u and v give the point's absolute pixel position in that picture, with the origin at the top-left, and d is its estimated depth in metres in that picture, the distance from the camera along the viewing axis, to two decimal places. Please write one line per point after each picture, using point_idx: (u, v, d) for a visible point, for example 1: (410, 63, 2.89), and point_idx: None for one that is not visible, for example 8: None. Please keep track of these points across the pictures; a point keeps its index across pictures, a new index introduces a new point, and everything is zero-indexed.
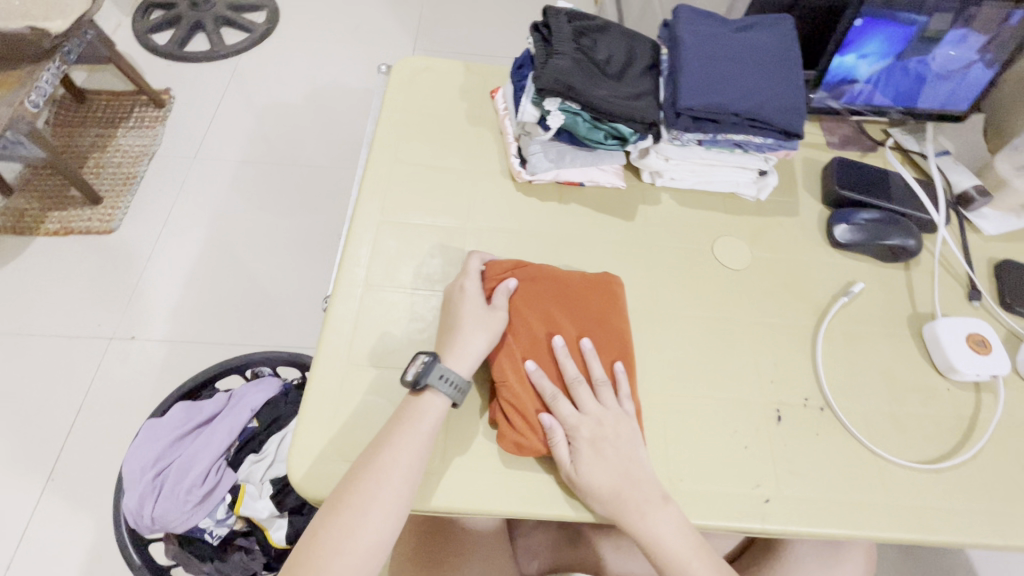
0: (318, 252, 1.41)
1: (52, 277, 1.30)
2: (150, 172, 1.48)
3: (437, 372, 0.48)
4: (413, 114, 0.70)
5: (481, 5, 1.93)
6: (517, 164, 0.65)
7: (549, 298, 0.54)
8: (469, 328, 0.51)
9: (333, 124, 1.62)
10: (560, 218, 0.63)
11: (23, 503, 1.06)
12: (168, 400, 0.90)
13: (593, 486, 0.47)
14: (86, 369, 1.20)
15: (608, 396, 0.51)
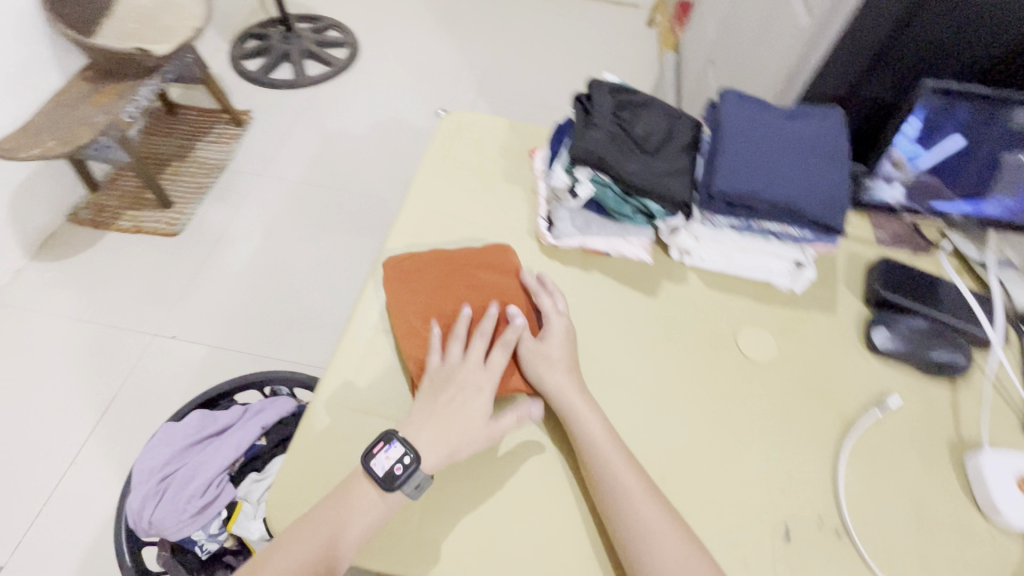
0: (358, 276, 1.46)
1: (116, 270, 1.40)
2: (219, 183, 1.59)
3: (415, 484, 0.48)
4: (452, 166, 0.72)
5: (546, 59, 2.00)
6: (543, 227, 0.65)
7: (461, 273, 0.60)
8: (454, 383, 0.53)
9: (393, 158, 1.70)
10: (580, 284, 0.63)
11: (44, 481, 1.11)
12: (188, 406, 0.93)
13: (542, 356, 0.55)
14: (127, 360, 1.27)
15: (546, 298, 0.59)
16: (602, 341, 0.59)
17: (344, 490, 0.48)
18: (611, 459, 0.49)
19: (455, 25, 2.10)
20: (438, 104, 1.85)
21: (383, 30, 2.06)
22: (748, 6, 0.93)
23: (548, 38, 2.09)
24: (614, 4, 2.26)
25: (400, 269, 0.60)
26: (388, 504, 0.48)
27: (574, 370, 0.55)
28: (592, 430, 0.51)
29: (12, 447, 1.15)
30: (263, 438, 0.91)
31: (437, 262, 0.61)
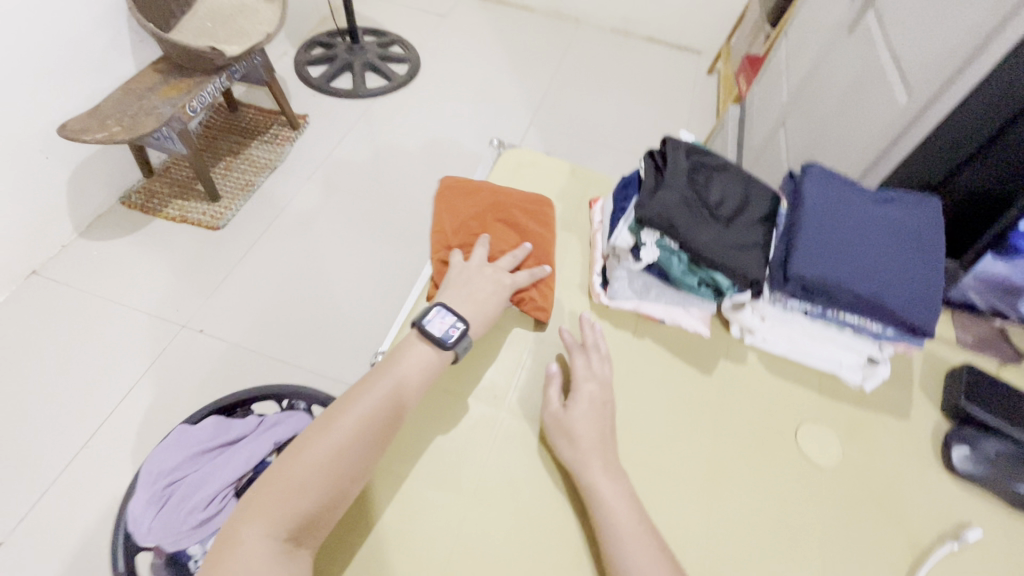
0: (389, 292, 1.44)
1: (156, 257, 1.42)
2: (268, 183, 1.61)
3: (463, 346, 0.57)
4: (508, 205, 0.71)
5: (603, 96, 1.99)
6: (598, 285, 0.64)
7: (493, 209, 0.71)
8: (478, 278, 0.62)
9: (439, 177, 1.70)
10: (629, 351, 0.60)
11: (53, 463, 1.10)
12: (204, 410, 0.91)
13: (569, 429, 0.52)
14: (153, 349, 1.27)
15: (582, 359, 0.57)
16: (648, 418, 0.55)
17: (399, 352, 0.56)
18: (635, 555, 0.44)
19: (516, 53, 2.12)
20: (489, 129, 1.85)
21: (444, 50, 2.09)
22: (835, 73, 0.90)
23: (608, 76, 2.08)
24: (676, 48, 2.25)
25: (452, 189, 0.73)
26: (436, 361, 0.56)
27: (603, 445, 0.51)
28: (617, 518, 0.46)
29: (27, 422, 1.14)
30: (274, 454, 0.88)
31: (472, 199, 0.72)
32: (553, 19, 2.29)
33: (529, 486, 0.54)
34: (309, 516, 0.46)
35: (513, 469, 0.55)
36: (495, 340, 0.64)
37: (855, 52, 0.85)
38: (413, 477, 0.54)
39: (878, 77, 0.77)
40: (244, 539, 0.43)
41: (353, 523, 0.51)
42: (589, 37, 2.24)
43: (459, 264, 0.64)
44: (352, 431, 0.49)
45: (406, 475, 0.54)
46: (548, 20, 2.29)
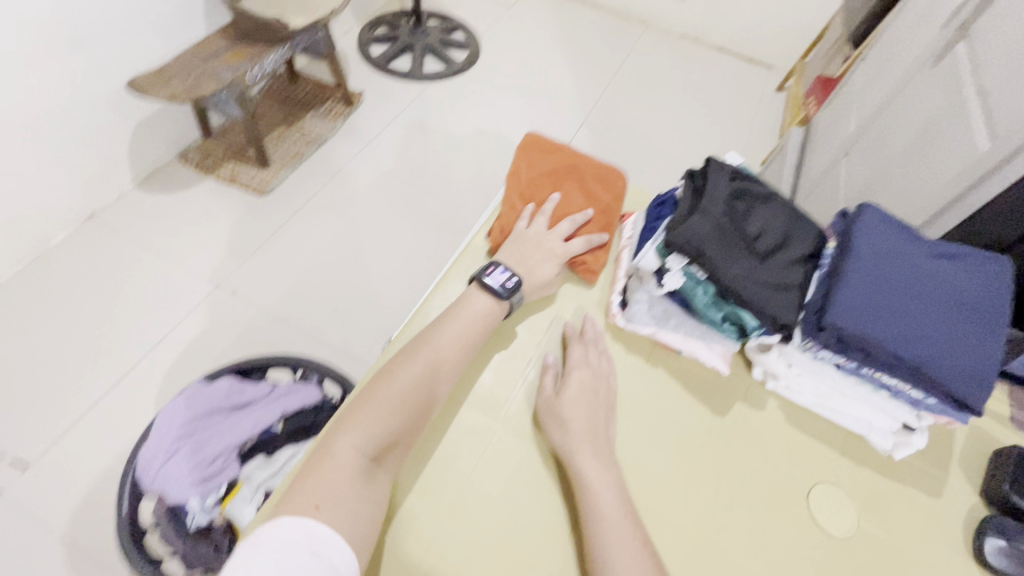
0: (418, 276, 1.44)
1: (202, 216, 1.47)
2: (316, 156, 1.65)
3: (517, 299, 0.60)
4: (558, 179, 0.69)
5: (661, 103, 1.93)
6: (615, 305, 0.60)
7: (569, 172, 0.70)
8: (534, 245, 0.64)
9: (481, 169, 1.69)
10: (640, 378, 0.57)
11: (81, 400, 1.16)
12: (221, 371, 0.95)
13: (557, 415, 0.51)
14: (187, 304, 1.32)
15: (578, 348, 0.56)
16: (648, 458, 0.52)
17: (463, 299, 0.59)
18: (615, 550, 0.43)
19: (577, 51, 2.07)
20: (538, 126, 1.82)
21: (505, 41, 2.07)
22: (910, 108, 0.83)
23: (669, 82, 2.01)
24: (746, 61, 2.14)
25: (535, 139, 0.73)
26: (498, 310, 0.59)
27: (593, 433, 0.50)
28: (603, 513, 0.45)
29: (62, 360, 1.20)
30: (279, 423, 0.91)
31: (542, 159, 0.71)
32: (619, 19, 2.23)
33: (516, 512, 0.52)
34: (389, 438, 0.50)
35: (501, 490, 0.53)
36: (500, 348, 0.61)
37: (935, 89, 0.78)
38: (399, 487, 0.52)
39: (958, 122, 0.71)
40: (336, 449, 0.47)
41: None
42: (654, 41, 2.17)
43: (520, 227, 0.65)
44: (428, 366, 0.53)
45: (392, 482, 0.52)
46: (615, 19, 2.23)
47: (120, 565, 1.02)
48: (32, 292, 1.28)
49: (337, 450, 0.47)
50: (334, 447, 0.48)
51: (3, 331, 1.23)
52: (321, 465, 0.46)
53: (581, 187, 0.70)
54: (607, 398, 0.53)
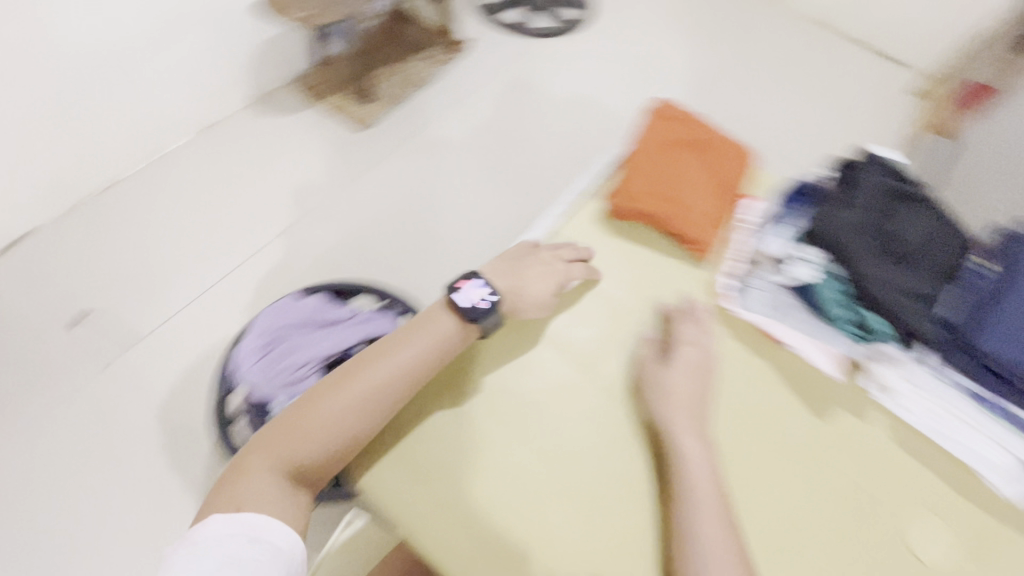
0: (497, 232, 1.45)
1: (303, 142, 1.54)
2: (414, 100, 1.67)
3: (492, 319, 0.62)
4: (686, 156, 0.72)
5: (775, 91, 1.79)
6: (730, 289, 0.67)
7: (697, 150, 0.73)
8: (529, 264, 0.66)
9: (573, 140, 1.64)
10: (749, 375, 0.63)
11: (186, 292, 1.29)
12: (316, 288, 1.01)
13: (660, 388, 0.58)
14: (282, 222, 1.41)
15: (687, 325, 0.63)
16: (752, 451, 0.59)
17: (428, 320, 0.61)
18: (701, 512, 0.52)
19: (692, 24, 1.96)
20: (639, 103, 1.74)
21: (616, 5, 1.98)
22: None
23: (787, 69, 1.86)
24: (884, 59, 1.92)
25: (666, 113, 0.76)
26: (461, 334, 0.61)
27: (694, 410, 0.58)
28: (695, 482, 0.53)
29: (169, 262, 1.32)
30: (359, 346, 0.93)
31: (676, 131, 0.74)
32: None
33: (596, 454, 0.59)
34: (316, 458, 0.55)
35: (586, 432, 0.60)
36: (610, 313, 0.66)
37: None
38: (491, 420, 0.60)
39: None
40: (281, 443, 0.55)
41: (440, 432, 0.59)
42: (780, 26, 2.00)
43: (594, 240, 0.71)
44: (368, 395, 0.57)
45: (491, 411, 0.60)
46: None
47: (201, 451, 1.13)
48: (149, 195, 1.40)
49: (280, 444, 0.55)
50: (281, 439, 0.56)
51: (126, 221, 1.35)
52: (265, 452, 0.55)
53: (707, 166, 0.72)
54: (707, 377, 0.61)
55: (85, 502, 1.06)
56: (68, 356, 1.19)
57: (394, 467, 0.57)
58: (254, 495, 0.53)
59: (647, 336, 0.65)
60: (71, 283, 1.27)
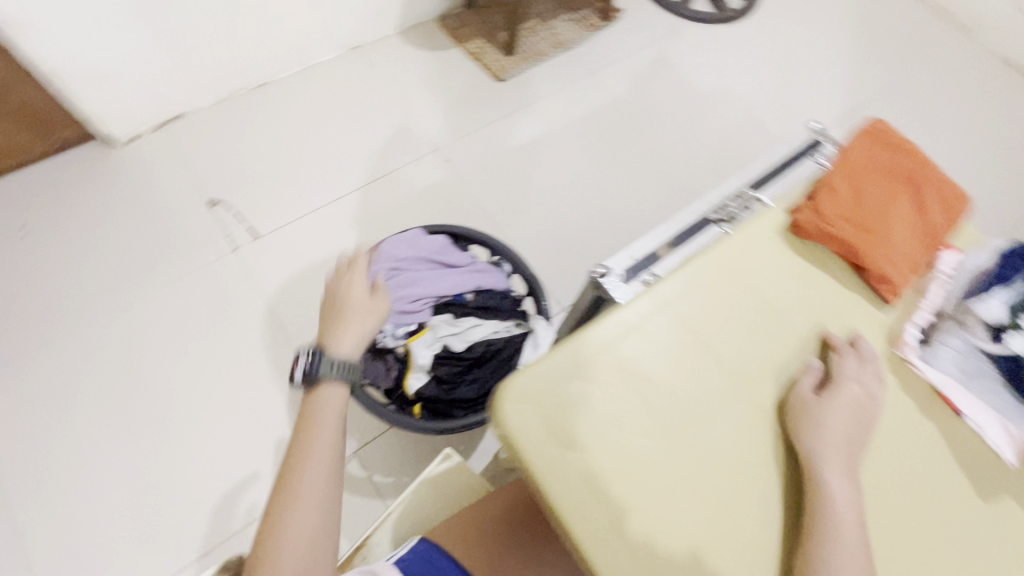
0: (597, 213, 1.52)
1: (444, 83, 1.64)
2: (554, 60, 1.73)
3: (325, 367, 0.64)
4: (892, 184, 0.63)
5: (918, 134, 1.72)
6: (912, 339, 0.59)
7: (906, 180, 0.63)
8: (348, 318, 0.71)
9: (694, 144, 1.66)
10: (904, 427, 0.55)
11: (315, 198, 1.43)
12: (441, 228, 1.04)
13: (820, 420, 0.51)
14: (408, 156, 1.52)
15: (852, 359, 0.55)
16: (894, 513, 0.51)
17: (308, 412, 0.62)
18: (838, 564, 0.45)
19: (847, 45, 1.90)
20: (761, 123, 1.73)
21: (774, 11, 1.95)
22: None
23: (939, 113, 1.77)
24: None
25: (877, 132, 0.66)
26: (333, 397, 0.64)
27: (848, 450, 0.51)
28: (839, 531, 0.46)
29: (299, 172, 1.46)
30: (470, 294, 0.98)
31: (894, 156, 0.65)
32: (908, 33, 1.95)
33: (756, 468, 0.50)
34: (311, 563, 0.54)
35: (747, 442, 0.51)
36: (793, 315, 0.57)
37: None
38: (652, 399, 0.52)
39: None
40: (289, 526, 0.54)
41: (596, 397, 0.51)
42: (939, 70, 1.88)
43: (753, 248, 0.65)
44: (319, 485, 0.57)
45: (654, 389, 0.52)
46: (907, 24, 1.98)
47: (292, 348, 1.25)
48: (293, 108, 1.54)
49: (290, 525, 0.54)
50: (285, 524, 0.54)
51: (278, 122, 1.51)
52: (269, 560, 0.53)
53: (916, 201, 0.62)
54: (864, 424, 0.53)
55: (197, 356, 1.23)
56: (207, 227, 1.36)
57: (532, 421, 0.49)
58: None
59: (810, 364, 0.55)
60: (216, 169, 1.43)
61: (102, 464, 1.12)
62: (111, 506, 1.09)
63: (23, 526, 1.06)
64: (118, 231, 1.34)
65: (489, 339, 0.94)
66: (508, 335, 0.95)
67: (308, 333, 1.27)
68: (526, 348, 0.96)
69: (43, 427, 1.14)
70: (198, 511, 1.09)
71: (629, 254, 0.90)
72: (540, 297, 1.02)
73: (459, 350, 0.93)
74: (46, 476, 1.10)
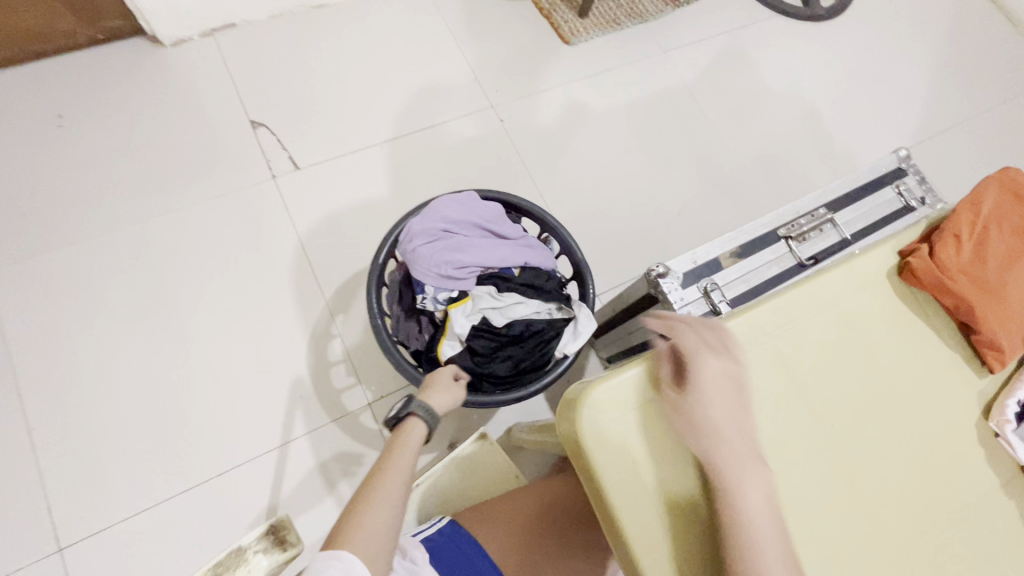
0: (646, 202, 1.48)
1: (510, 37, 1.55)
2: (628, 31, 1.64)
3: (420, 408, 0.71)
4: (1012, 249, 0.64)
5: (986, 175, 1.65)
6: (1013, 413, 0.58)
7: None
8: (440, 391, 0.78)
9: (755, 146, 1.59)
10: (957, 489, 0.58)
11: (362, 137, 1.37)
12: (496, 195, 1.00)
13: (688, 406, 0.52)
14: (463, 108, 1.45)
15: (692, 337, 0.55)
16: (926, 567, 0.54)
17: (396, 436, 0.68)
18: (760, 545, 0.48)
19: (936, 67, 1.79)
20: (828, 138, 1.65)
21: (865, 17, 1.83)
22: None
23: (1013, 156, 1.69)
24: None
25: (1007, 198, 0.68)
26: (417, 435, 0.69)
27: (734, 428, 0.52)
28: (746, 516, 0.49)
29: (348, 107, 1.39)
30: (516, 269, 0.94)
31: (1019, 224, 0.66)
32: (1000, 64, 1.84)
33: (802, 508, 0.53)
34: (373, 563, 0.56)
35: (802, 483, 0.54)
36: (881, 362, 0.59)
37: None
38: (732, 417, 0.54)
39: None
40: (368, 522, 0.57)
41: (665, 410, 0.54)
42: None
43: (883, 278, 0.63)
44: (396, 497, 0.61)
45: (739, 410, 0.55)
46: (1002, 53, 1.86)
47: (319, 291, 1.22)
48: (350, 36, 1.46)
49: (367, 517, 0.58)
50: (364, 518, 0.57)
51: (333, 49, 1.44)
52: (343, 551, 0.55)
53: None
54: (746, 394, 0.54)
55: (223, 282, 1.20)
56: (247, 150, 1.31)
57: (604, 426, 0.53)
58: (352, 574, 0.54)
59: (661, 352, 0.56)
60: (264, 89, 1.37)
61: (118, 375, 1.11)
62: (121, 418, 1.08)
63: (35, 423, 1.06)
64: (158, 138, 1.29)
65: (529, 319, 0.91)
66: (549, 317, 0.92)
67: (337, 278, 1.24)
68: (565, 334, 0.92)
69: (63, 328, 1.13)
70: (206, 438, 1.09)
71: (690, 257, 0.87)
72: (588, 285, 0.97)
73: (497, 325, 0.90)
74: (59, 378, 1.09)
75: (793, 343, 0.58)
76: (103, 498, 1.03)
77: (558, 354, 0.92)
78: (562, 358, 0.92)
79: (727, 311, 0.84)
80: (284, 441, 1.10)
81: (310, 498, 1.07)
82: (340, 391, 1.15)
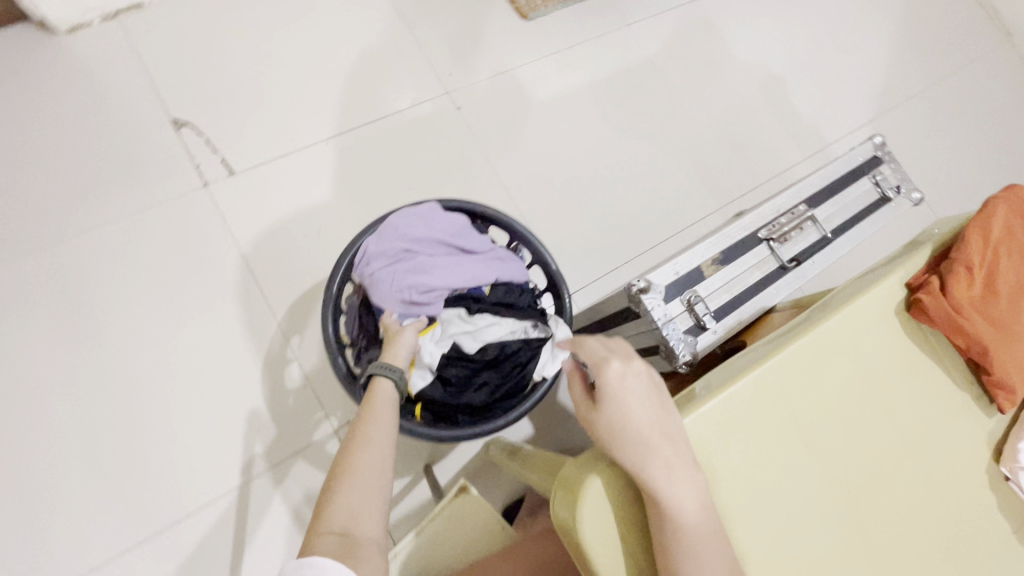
0: (615, 190, 1.41)
1: (463, 12, 1.42)
2: (588, 4, 1.53)
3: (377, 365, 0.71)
4: (1007, 274, 0.70)
5: (942, 146, 1.66)
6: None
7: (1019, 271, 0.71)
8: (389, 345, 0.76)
9: (723, 125, 1.54)
10: (947, 505, 0.65)
11: (305, 134, 1.24)
12: (459, 205, 0.91)
13: (616, 417, 0.54)
14: (416, 95, 1.33)
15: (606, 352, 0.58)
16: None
17: (370, 396, 0.68)
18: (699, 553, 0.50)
19: (897, 35, 1.77)
20: (794, 114, 1.61)
21: None
22: None
23: (969, 126, 1.71)
24: None
25: (1001, 221, 0.73)
26: (385, 391, 0.68)
27: (662, 436, 0.53)
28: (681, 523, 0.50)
29: (287, 100, 1.25)
30: (487, 287, 0.87)
31: (1012, 247, 0.72)
32: (957, 32, 1.83)
33: (759, 526, 0.56)
34: (366, 505, 0.55)
35: (804, 517, 0.58)
36: (882, 399, 0.64)
37: None
38: (750, 467, 0.57)
39: None
40: (358, 462, 0.58)
41: None
42: (979, 81, 1.78)
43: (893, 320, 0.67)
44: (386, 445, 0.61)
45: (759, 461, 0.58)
46: (959, 19, 1.85)
47: (270, 311, 1.11)
48: (283, 17, 1.30)
49: (356, 460, 0.58)
50: (353, 464, 0.58)
51: (263, 32, 1.27)
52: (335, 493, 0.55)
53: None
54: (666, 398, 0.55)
55: (159, 306, 1.08)
56: (173, 153, 1.15)
57: (610, 503, 0.55)
58: (343, 539, 0.52)
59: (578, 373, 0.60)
60: (185, 80, 1.20)
61: (41, 422, 0.98)
62: (52, 468, 0.96)
63: None
64: (63, 142, 1.12)
65: (504, 341, 0.85)
66: (524, 337, 0.85)
67: (290, 294, 1.13)
68: (543, 354, 0.86)
69: None
70: (155, 482, 0.99)
71: (672, 268, 0.81)
72: (564, 299, 0.91)
73: (469, 350, 0.83)
74: None
75: (800, 389, 0.61)
76: (39, 561, 0.92)
77: (536, 377, 0.86)
78: (541, 381, 0.87)
79: (712, 325, 0.81)
80: (246, 476, 1.02)
81: (283, 534, 1.01)
82: (306, 418, 1.07)
